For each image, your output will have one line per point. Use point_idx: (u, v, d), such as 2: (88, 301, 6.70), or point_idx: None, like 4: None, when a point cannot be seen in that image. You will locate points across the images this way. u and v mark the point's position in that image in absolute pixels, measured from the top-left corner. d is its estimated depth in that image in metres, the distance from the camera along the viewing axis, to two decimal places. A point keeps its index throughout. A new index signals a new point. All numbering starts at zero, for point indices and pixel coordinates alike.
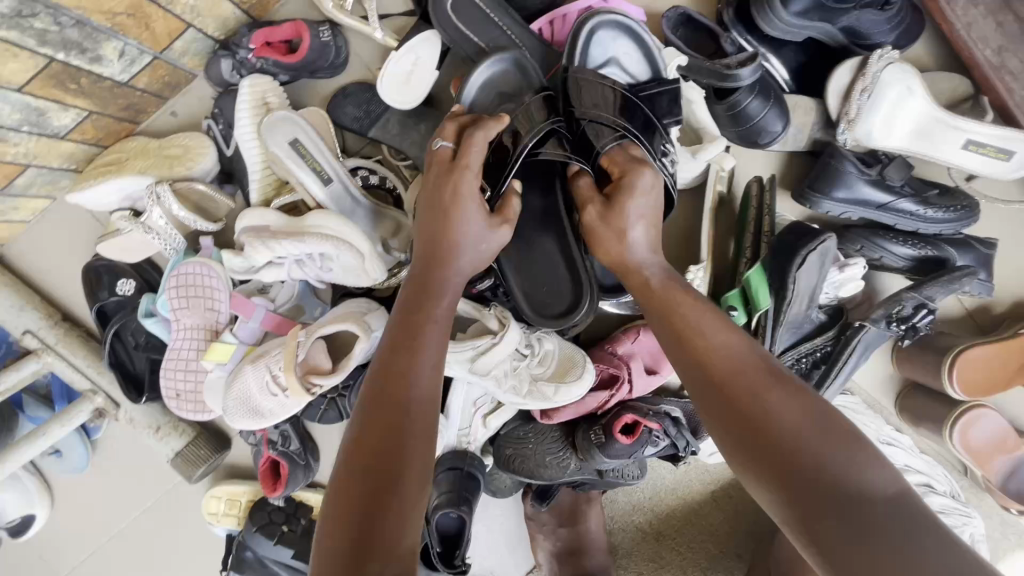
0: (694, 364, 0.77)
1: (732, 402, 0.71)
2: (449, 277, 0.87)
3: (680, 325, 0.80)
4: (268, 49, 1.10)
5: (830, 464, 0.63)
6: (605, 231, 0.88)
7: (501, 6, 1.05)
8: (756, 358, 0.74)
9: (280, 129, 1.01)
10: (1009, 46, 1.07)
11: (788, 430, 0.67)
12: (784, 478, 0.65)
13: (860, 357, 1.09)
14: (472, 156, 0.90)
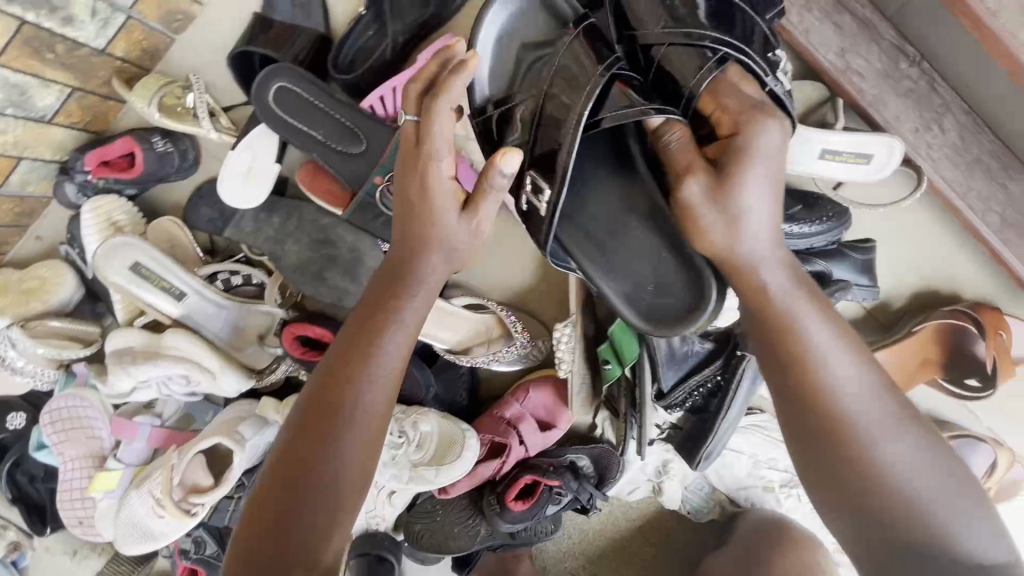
0: (806, 394, 0.70)
1: (844, 445, 0.67)
2: (416, 273, 0.77)
3: (794, 346, 0.71)
4: (105, 168, 1.07)
5: (940, 526, 0.64)
6: (707, 215, 0.75)
7: (323, 91, 1.02)
8: (878, 393, 0.69)
9: (116, 257, 1.00)
10: (851, 47, 1.02)
11: (902, 484, 0.66)
12: (893, 536, 0.65)
13: (751, 382, 1.08)
14: (435, 132, 0.73)
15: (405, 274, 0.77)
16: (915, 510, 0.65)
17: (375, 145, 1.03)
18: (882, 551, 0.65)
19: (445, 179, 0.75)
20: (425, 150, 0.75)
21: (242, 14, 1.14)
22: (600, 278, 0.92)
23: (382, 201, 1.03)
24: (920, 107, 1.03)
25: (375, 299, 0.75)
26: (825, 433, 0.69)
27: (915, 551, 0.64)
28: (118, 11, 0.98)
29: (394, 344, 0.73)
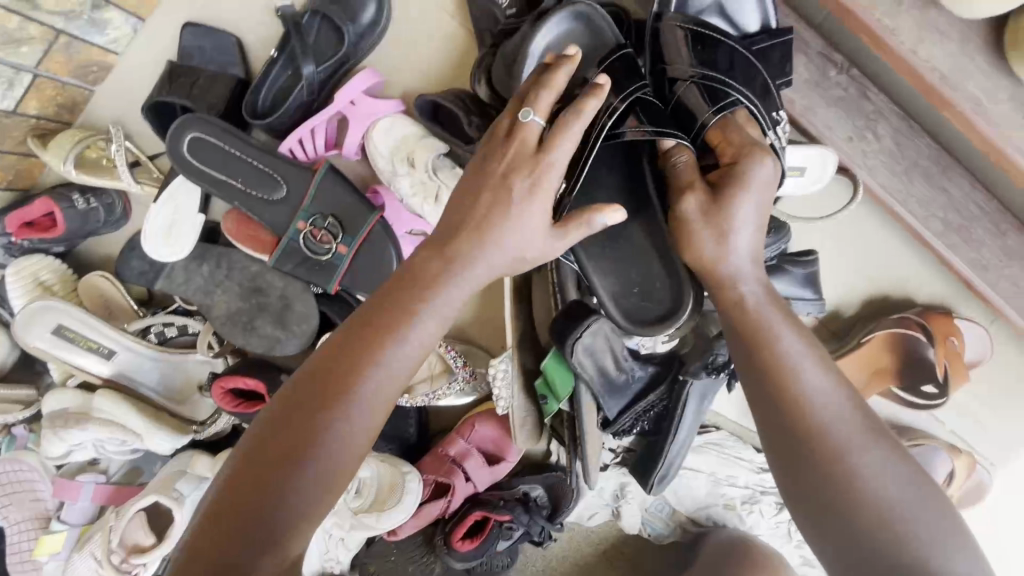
0: (773, 392, 0.64)
1: (812, 450, 0.61)
2: (472, 264, 0.67)
3: (757, 341, 0.66)
4: (27, 229, 1.05)
5: (919, 547, 0.57)
6: (700, 233, 0.71)
7: (239, 138, 1.00)
8: (846, 400, 0.63)
9: (38, 322, 0.99)
10: None
11: (877, 497, 0.59)
12: (863, 556, 0.57)
13: (697, 405, 1.05)
14: (561, 146, 0.66)
15: (448, 268, 0.67)
16: (891, 528, 0.58)
17: (297, 189, 1.01)
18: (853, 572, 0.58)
19: (550, 186, 0.67)
20: (534, 165, 0.67)
21: (160, 62, 1.12)
22: (590, 271, 0.85)
23: (306, 246, 1.02)
24: (851, 114, 1.00)
25: (407, 288, 0.66)
26: (792, 435, 0.62)
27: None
28: (24, 71, 0.96)
29: (424, 341, 0.65)
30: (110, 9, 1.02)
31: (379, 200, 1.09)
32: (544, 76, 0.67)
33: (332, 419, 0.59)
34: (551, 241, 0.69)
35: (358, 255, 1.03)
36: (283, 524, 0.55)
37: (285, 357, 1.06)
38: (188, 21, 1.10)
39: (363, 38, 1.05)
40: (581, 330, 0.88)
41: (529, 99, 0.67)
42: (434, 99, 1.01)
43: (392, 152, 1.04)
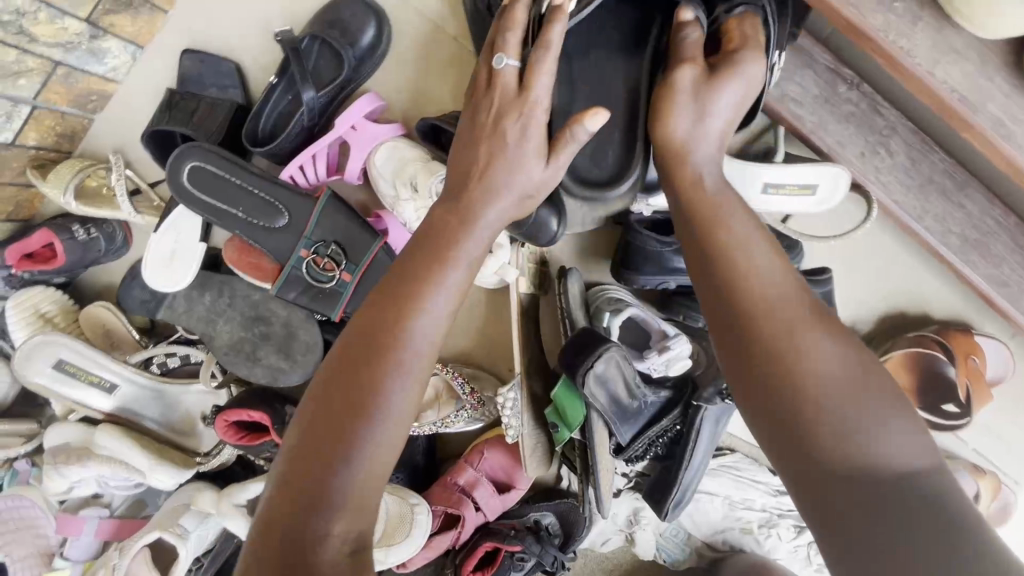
0: (718, 272, 0.64)
1: (755, 327, 0.59)
2: (487, 208, 0.72)
3: (706, 225, 0.67)
4: (28, 262, 1.03)
5: (859, 429, 0.52)
6: (684, 108, 0.72)
7: (239, 166, 0.98)
8: (796, 286, 0.61)
9: (38, 357, 0.97)
10: (786, 74, 0.97)
11: (817, 372, 0.55)
12: (796, 435, 0.53)
13: (710, 430, 1.03)
14: (541, 78, 0.72)
15: (469, 219, 0.71)
16: (827, 406, 0.53)
17: (299, 216, 1.00)
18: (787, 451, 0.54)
19: (542, 110, 0.73)
20: (516, 104, 0.73)
21: (159, 89, 1.11)
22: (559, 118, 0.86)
23: (309, 274, 1.00)
24: (863, 130, 0.98)
25: (427, 237, 0.70)
26: (730, 314, 0.61)
27: (825, 457, 0.51)
28: (21, 104, 0.95)
29: (456, 285, 0.67)
30: (109, 38, 1.01)
31: (382, 225, 1.09)
32: (506, 20, 0.74)
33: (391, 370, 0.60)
34: (547, 171, 0.74)
35: (362, 282, 1.02)
36: (344, 484, 0.55)
37: (290, 387, 1.04)
38: (187, 48, 1.09)
39: (363, 61, 1.05)
40: (595, 360, 0.84)
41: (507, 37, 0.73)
42: (434, 121, 0.97)
43: (394, 177, 1.02)
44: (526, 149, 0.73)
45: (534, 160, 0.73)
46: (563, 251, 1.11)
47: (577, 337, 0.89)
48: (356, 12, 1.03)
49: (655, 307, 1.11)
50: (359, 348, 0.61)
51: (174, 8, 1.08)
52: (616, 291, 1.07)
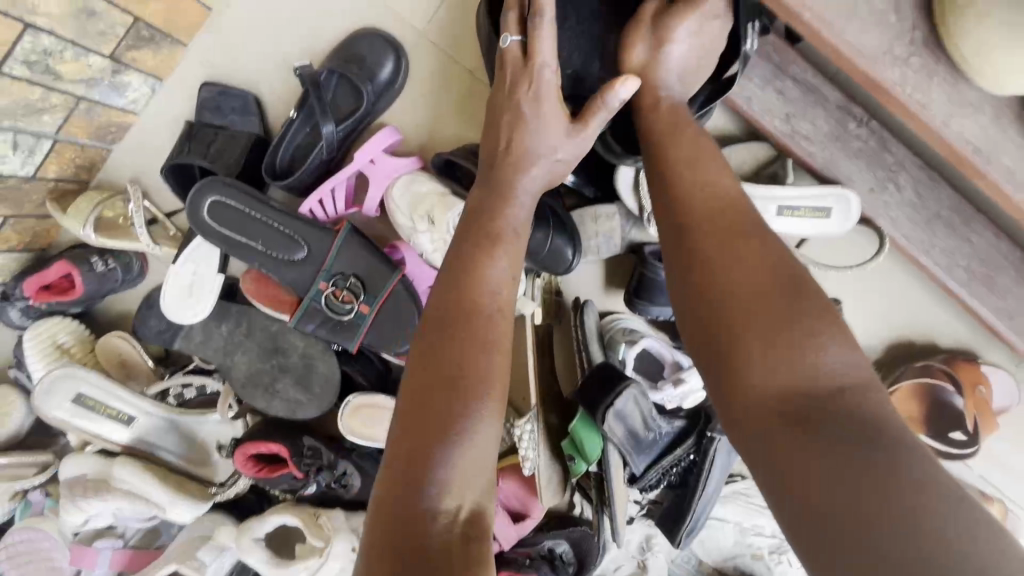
0: (668, 203, 0.70)
1: (697, 252, 0.64)
2: (518, 176, 0.78)
3: (662, 160, 0.73)
4: (46, 293, 1.04)
5: (787, 342, 0.55)
6: (640, 43, 0.79)
7: (258, 200, 0.99)
8: (739, 210, 0.66)
9: (57, 391, 0.97)
10: (796, 112, 0.99)
11: (749, 288, 0.59)
12: (728, 352, 0.58)
13: (724, 461, 1.04)
14: (541, 47, 0.76)
15: (509, 190, 0.77)
16: (755, 323, 0.57)
17: (317, 248, 1.00)
18: (720, 367, 0.59)
19: (548, 77, 0.77)
20: (525, 74, 0.78)
21: (177, 120, 1.12)
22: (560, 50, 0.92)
23: (328, 306, 1.01)
24: (872, 166, 1.00)
25: (472, 216, 0.75)
26: (680, 245, 0.66)
27: (752, 369, 0.56)
28: (43, 139, 0.96)
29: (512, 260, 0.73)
30: (130, 72, 1.02)
31: (397, 255, 1.10)
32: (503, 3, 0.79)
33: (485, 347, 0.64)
34: (574, 136, 0.79)
35: (380, 314, 1.02)
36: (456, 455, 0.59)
37: (307, 419, 1.04)
38: (206, 81, 1.10)
39: (381, 95, 1.06)
40: (615, 397, 0.85)
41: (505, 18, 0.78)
42: (448, 157, 1.01)
43: (411, 210, 1.03)
44: (550, 116, 0.77)
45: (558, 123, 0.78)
46: (577, 281, 1.12)
47: (595, 374, 0.90)
48: (374, 47, 1.05)
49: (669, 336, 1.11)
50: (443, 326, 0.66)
51: (193, 42, 1.09)
52: (629, 321, 1.10)
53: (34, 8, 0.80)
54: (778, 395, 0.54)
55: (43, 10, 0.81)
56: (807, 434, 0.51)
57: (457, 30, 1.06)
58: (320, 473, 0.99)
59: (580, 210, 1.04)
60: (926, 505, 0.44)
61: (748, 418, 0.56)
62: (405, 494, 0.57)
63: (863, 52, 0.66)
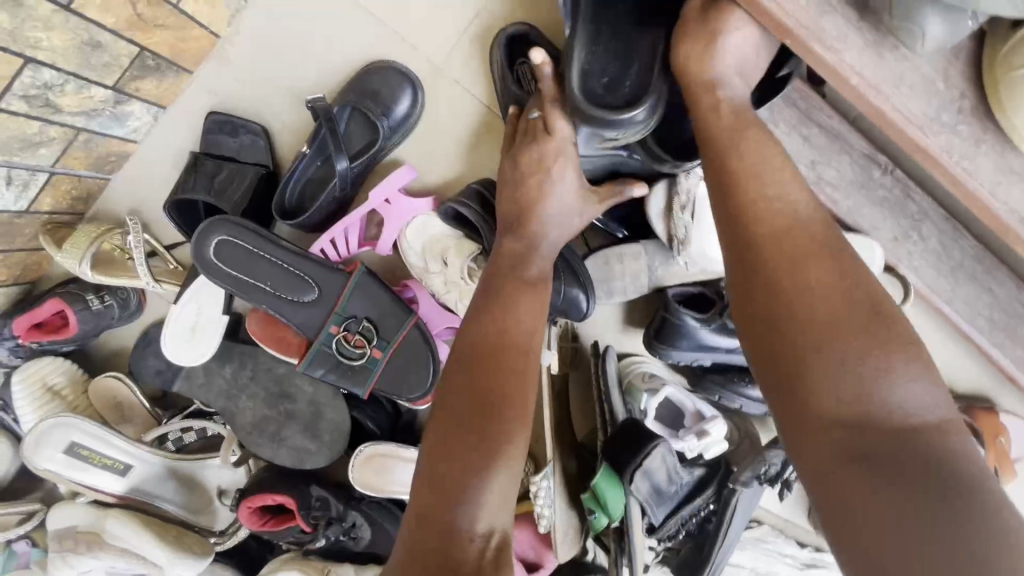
0: (733, 213, 0.63)
1: (767, 269, 0.59)
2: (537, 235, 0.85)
3: (728, 166, 0.64)
4: (37, 332, 0.98)
5: (865, 379, 0.52)
6: (689, 46, 0.69)
7: (267, 239, 0.95)
8: (814, 224, 0.60)
9: (47, 444, 0.91)
10: (821, 158, 0.98)
11: (825, 316, 0.55)
12: (797, 383, 0.55)
13: (742, 515, 1.02)
14: (561, 123, 0.83)
15: (529, 245, 0.85)
16: (832, 356, 0.54)
17: (329, 290, 0.96)
18: (784, 397, 0.56)
19: (568, 146, 0.84)
20: (549, 143, 0.83)
21: (181, 150, 1.07)
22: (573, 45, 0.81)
23: (339, 351, 0.97)
24: (896, 215, 0.99)
25: (495, 272, 0.82)
26: (747, 249, 0.61)
27: (824, 405, 0.53)
28: (39, 172, 0.91)
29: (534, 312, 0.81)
30: (133, 102, 0.97)
31: (409, 295, 1.06)
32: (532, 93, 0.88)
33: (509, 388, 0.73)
34: (586, 203, 0.87)
35: (392, 358, 0.99)
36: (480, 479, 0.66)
37: (315, 468, 1.00)
38: (212, 110, 1.05)
39: (396, 130, 1.03)
40: (644, 458, 0.85)
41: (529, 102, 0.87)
42: (455, 206, 0.97)
43: (424, 250, 1.02)
44: (566, 181, 0.84)
45: (572, 187, 0.85)
46: (594, 323, 1.09)
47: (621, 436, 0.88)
48: (389, 80, 1.02)
49: (688, 380, 1.09)
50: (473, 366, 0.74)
51: (199, 69, 1.04)
52: (649, 365, 1.07)
53: (35, 43, 0.75)
54: (851, 435, 0.51)
55: (46, 44, 0.76)
56: (879, 480, 0.49)
57: (476, 65, 1.03)
58: (329, 527, 0.96)
59: (606, 251, 1.02)
60: (997, 566, 0.43)
61: (812, 453, 0.53)
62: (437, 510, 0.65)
63: (911, 118, 0.64)
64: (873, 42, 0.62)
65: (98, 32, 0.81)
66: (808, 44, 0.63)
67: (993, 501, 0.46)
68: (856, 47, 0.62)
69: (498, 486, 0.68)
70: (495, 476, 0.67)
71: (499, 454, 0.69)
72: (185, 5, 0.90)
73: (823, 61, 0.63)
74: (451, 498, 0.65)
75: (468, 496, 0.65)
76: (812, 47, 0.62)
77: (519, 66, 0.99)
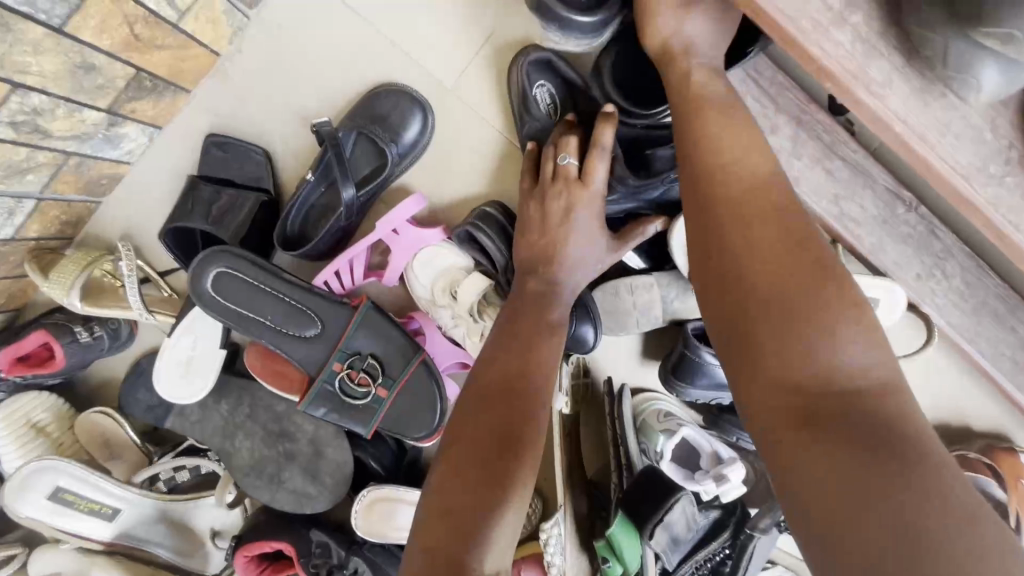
0: (694, 181, 0.64)
1: (721, 230, 0.59)
2: (560, 281, 0.87)
3: (693, 136, 0.66)
4: (21, 366, 0.92)
5: (810, 336, 0.51)
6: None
7: (270, 273, 0.90)
8: (772, 189, 0.60)
9: (32, 488, 0.87)
10: (845, 194, 0.94)
11: (774, 272, 0.55)
12: (746, 343, 0.54)
13: (757, 561, 0.98)
14: (597, 173, 0.84)
15: (552, 289, 0.86)
16: (778, 313, 0.53)
17: (333, 326, 0.92)
18: (736, 358, 0.55)
19: (599, 198, 0.86)
20: (580, 193, 0.85)
21: (177, 172, 1.02)
22: None
23: (342, 390, 0.92)
24: (920, 252, 0.96)
25: (514, 311, 0.84)
26: (706, 216, 0.61)
27: (770, 363, 0.52)
28: (26, 199, 0.85)
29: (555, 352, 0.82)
30: (128, 124, 0.92)
31: (414, 326, 1.01)
32: (559, 138, 0.88)
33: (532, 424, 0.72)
34: (612, 249, 0.89)
35: (397, 397, 0.94)
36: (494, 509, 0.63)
37: (315, 512, 0.95)
38: (212, 133, 1.00)
39: (404, 157, 0.99)
40: (665, 513, 0.82)
41: (560, 147, 0.86)
42: (470, 229, 0.93)
43: (433, 282, 0.98)
44: (594, 230, 0.87)
45: (599, 238, 0.88)
46: (607, 358, 1.05)
47: (637, 484, 0.86)
48: (398, 105, 0.97)
49: (703, 419, 1.05)
50: (495, 399, 0.73)
51: (197, 88, 0.99)
52: (664, 403, 1.04)
53: (24, 68, 0.70)
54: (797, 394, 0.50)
55: (36, 68, 0.72)
56: (823, 439, 0.47)
57: (488, 90, 0.99)
58: None
59: (617, 281, 0.99)
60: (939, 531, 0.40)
61: (761, 415, 0.52)
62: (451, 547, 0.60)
63: (957, 169, 0.60)
64: (920, 89, 0.58)
65: (92, 55, 0.76)
66: (851, 90, 0.59)
67: (935, 465, 0.44)
68: (901, 94, 0.58)
69: (509, 525, 0.64)
70: (509, 513, 0.64)
71: (513, 487, 0.65)
72: (185, 24, 0.85)
73: (866, 107, 0.59)
74: (472, 534, 0.60)
75: (482, 531, 0.60)
76: (856, 93, 0.59)
77: (536, 91, 0.94)
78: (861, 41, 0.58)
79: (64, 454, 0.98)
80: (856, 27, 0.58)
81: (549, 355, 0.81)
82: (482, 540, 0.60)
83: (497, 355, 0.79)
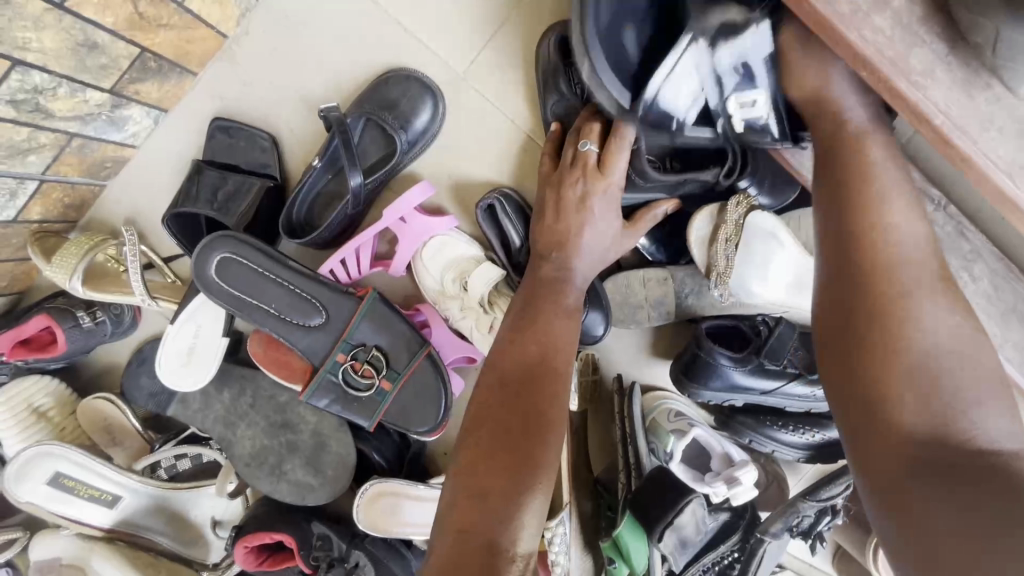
0: (848, 240, 0.60)
1: (874, 287, 0.57)
2: (573, 266, 0.84)
3: (856, 195, 0.61)
4: (23, 349, 0.91)
5: (953, 409, 0.52)
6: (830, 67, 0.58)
7: (276, 260, 0.88)
8: (922, 253, 0.59)
9: (31, 475, 0.88)
10: None
11: (924, 345, 0.55)
12: (871, 402, 0.55)
13: (766, 566, 0.95)
14: (617, 164, 0.81)
15: (563, 269, 0.83)
16: (926, 385, 0.53)
17: (340, 313, 0.90)
18: (858, 402, 0.56)
19: (617, 188, 0.83)
20: (598, 180, 0.82)
21: (182, 157, 1.00)
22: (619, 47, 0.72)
23: (346, 381, 0.91)
24: (946, 252, 0.86)
25: (529, 298, 0.81)
26: (849, 254, 0.60)
27: (908, 427, 0.52)
28: (28, 180, 0.84)
29: (572, 337, 0.80)
30: (132, 105, 0.90)
31: (420, 318, 0.99)
32: (579, 125, 0.85)
33: (555, 410, 0.71)
34: (626, 233, 0.87)
35: (403, 390, 0.92)
36: (529, 488, 0.64)
37: (315, 504, 0.94)
38: (217, 117, 0.98)
39: (414, 146, 0.96)
40: (675, 515, 0.85)
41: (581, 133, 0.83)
42: (493, 204, 0.93)
43: (442, 274, 0.95)
44: (610, 216, 0.84)
45: (614, 224, 0.85)
46: (616, 355, 1.02)
47: (650, 485, 0.88)
48: (409, 90, 0.95)
49: (714, 419, 1.02)
50: (516, 386, 0.72)
51: (204, 71, 0.97)
52: (675, 402, 1.01)
53: (25, 43, 0.68)
54: (923, 448, 0.51)
55: (36, 45, 0.69)
56: (948, 482, 0.48)
57: (502, 79, 0.96)
58: (330, 570, 0.90)
59: (630, 272, 0.96)
60: None
61: (875, 459, 0.53)
62: (478, 524, 0.60)
63: (999, 165, 0.56)
64: (963, 80, 0.55)
65: (95, 32, 0.74)
66: (890, 78, 0.55)
67: None
68: (942, 85, 0.55)
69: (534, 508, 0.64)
70: (537, 495, 0.64)
71: (539, 471, 0.65)
72: (191, 3, 0.83)
73: (905, 98, 0.56)
74: (501, 513, 0.61)
75: (512, 511, 0.61)
76: (893, 84, 0.55)
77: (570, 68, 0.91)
78: (901, 27, 0.55)
79: (65, 438, 0.97)
80: (896, 12, 0.55)
81: (567, 336, 0.79)
82: (509, 518, 0.61)
83: (514, 342, 0.76)
